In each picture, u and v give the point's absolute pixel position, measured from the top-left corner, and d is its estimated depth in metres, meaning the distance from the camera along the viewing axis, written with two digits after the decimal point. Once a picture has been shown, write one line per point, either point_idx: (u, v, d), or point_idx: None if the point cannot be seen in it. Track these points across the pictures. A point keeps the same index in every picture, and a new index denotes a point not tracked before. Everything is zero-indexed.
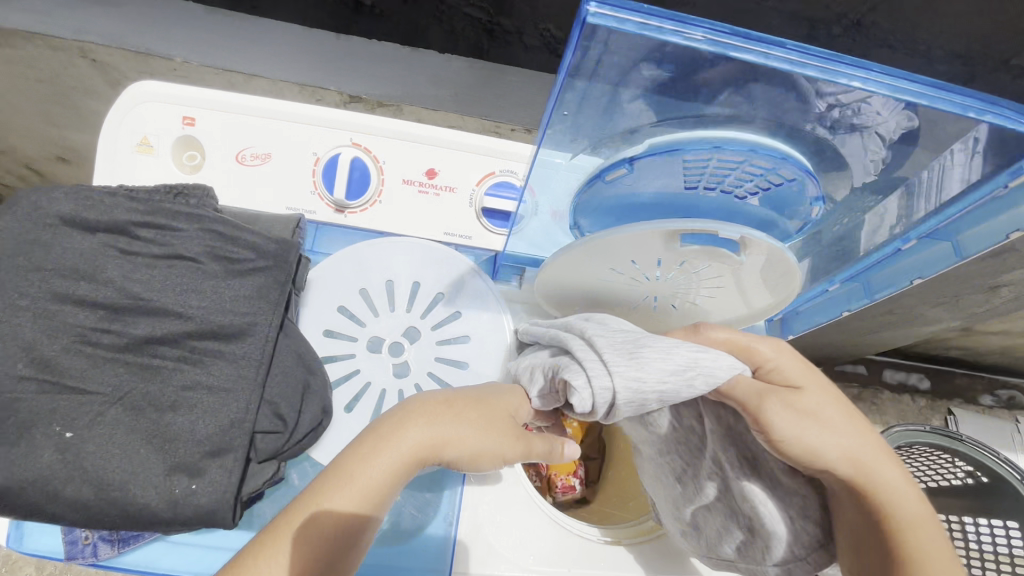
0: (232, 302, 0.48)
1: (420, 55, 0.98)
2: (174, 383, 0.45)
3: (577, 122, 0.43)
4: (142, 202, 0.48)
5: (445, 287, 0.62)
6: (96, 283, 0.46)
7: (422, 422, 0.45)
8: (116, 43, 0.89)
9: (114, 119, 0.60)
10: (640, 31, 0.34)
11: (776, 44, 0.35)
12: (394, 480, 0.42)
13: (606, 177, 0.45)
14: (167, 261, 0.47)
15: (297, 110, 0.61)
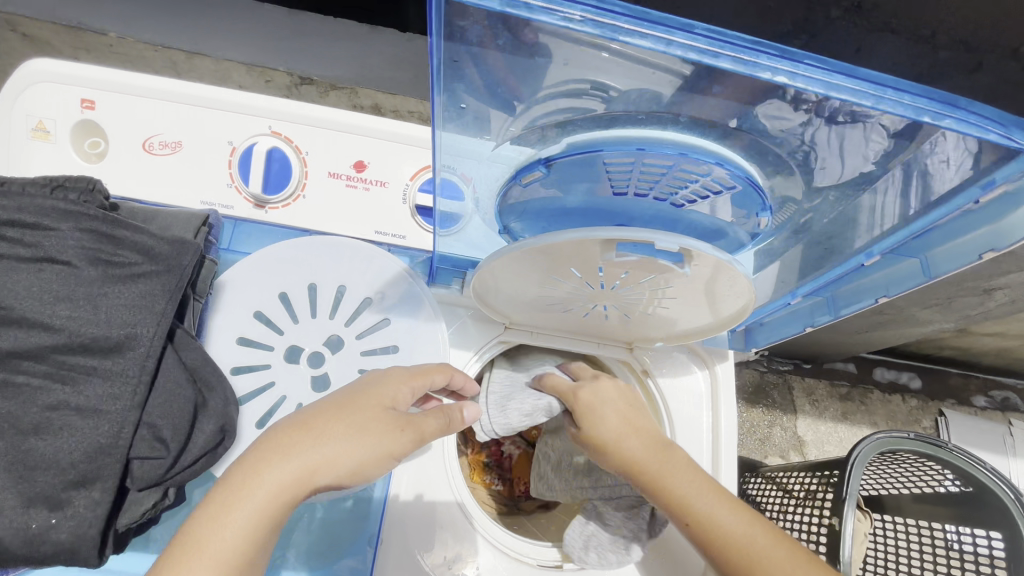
0: (109, 311, 0.42)
1: (379, 33, 0.92)
2: (38, 403, 0.40)
3: (480, 114, 0.37)
4: (11, 198, 0.43)
5: (376, 291, 0.57)
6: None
7: (274, 464, 0.38)
8: (45, 16, 0.82)
9: (6, 102, 0.54)
10: (503, 8, 0.27)
11: (679, 29, 0.27)
12: (260, 534, 0.36)
13: (522, 179, 0.40)
14: (35, 264, 0.42)
15: (209, 93, 0.55)
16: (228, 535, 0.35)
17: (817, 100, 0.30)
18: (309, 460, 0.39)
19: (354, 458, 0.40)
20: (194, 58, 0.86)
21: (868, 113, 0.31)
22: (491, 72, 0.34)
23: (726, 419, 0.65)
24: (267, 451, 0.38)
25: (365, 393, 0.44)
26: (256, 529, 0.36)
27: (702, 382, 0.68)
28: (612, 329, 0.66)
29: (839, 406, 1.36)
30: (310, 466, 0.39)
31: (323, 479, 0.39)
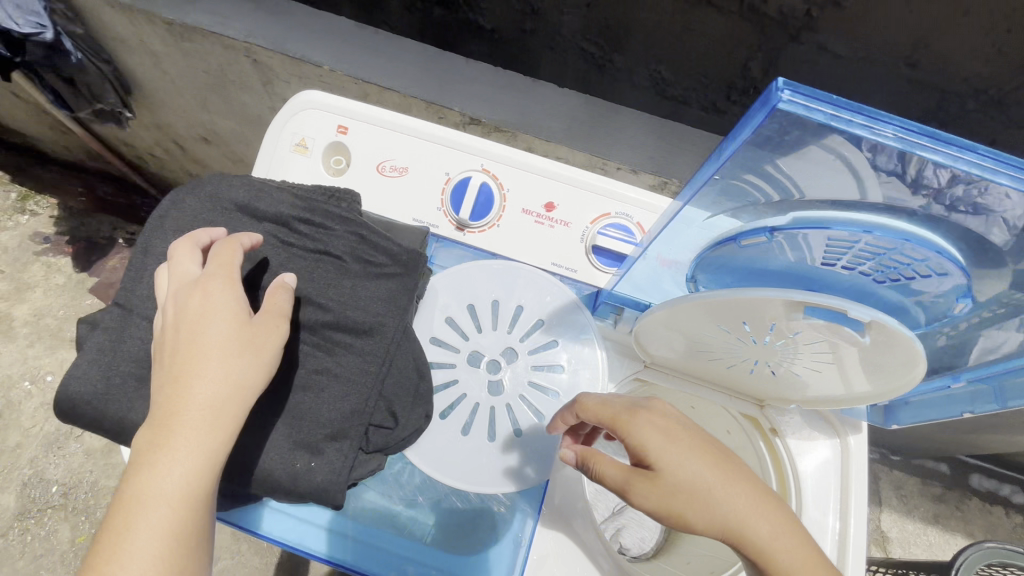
0: (365, 301, 0.52)
1: (541, 87, 1.03)
2: (307, 366, 0.50)
3: (727, 189, 0.44)
4: (302, 200, 0.55)
5: (548, 316, 0.64)
6: (254, 267, 0.52)
7: (176, 414, 0.41)
8: (277, 47, 1.00)
9: (280, 123, 0.67)
10: (829, 121, 0.35)
11: (969, 148, 0.34)
12: (199, 465, 0.41)
13: (743, 241, 0.46)
14: (317, 256, 0.53)
15: (439, 132, 0.66)
16: (170, 478, 0.40)
17: (937, 187, 0.36)
18: (200, 400, 0.42)
19: (240, 379, 0.43)
20: (383, 93, 1.00)
21: (992, 206, 0.36)
22: (757, 167, 0.40)
23: (856, 487, 0.67)
24: (160, 410, 0.42)
25: (206, 309, 0.45)
26: (191, 462, 0.41)
27: (832, 449, 0.70)
28: (748, 384, 0.70)
29: (930, 507, 1.32)
30: (203, 396, 0.42)
31: (227, 400, 0.43)
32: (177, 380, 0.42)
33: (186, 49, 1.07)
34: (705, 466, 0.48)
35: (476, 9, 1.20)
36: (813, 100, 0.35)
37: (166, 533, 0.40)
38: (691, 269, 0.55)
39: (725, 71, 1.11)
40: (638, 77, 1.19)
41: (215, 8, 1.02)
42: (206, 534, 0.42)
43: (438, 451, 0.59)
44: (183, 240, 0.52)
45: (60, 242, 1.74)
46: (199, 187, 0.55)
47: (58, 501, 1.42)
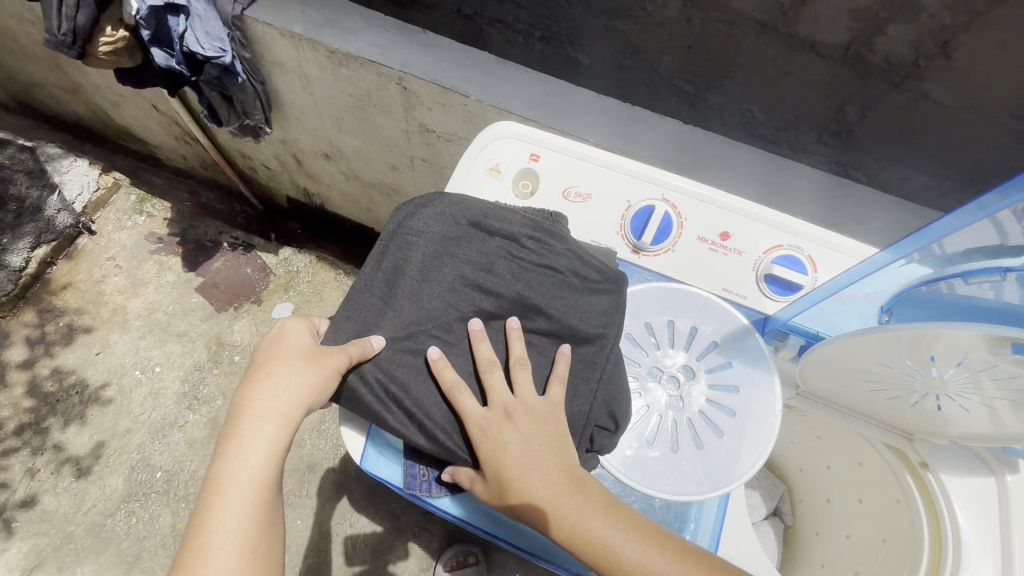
0: (589, 317, 0.61)
1: (667, 122, 1.11)
2: (537, 367, 0.61)
3: (976, 235, 0.51)
4: (529, 222, 0.63)
5: (722, 337, 0.68)
6: (495, 280, 0.61)
7: (255, 411, 0.56)
8: (429, 77, 1.09)
9: (478, 148, 0.75)
10: None
11: None
12: (265, 458, 0.55)
13: (970, 277, 0.54)
14: (547, 270, 0.61)
15: (623, 163, 0.72)
16: (243, 466, 0.54)
17: None
18: (271, 409, 0.56)
19: (301, 393, 0.57)
20: (521, 122, 1.07)
21: None
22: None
23: (1022, 532, 0.66)
24: (241, 414, 0.56)
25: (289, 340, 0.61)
26: (258, 458, 0.54)
27: (989, 488, 0.70)
28: (905, 416, 0.73)
29: None
30: (278, 406, 0.56)
31: (292, 408, 0.56)
32: (256, 391, 0.57)
33: (340, 74, 1.18)
34: (531, 471, 0.55)
35: (580, 47, 1.29)
36: None
37: (237, 514, 0.53)
38: (888, 302, 0.62)
39: (822, 114, 1.16)
40: (729, 115, 1.26)
41: (374, 40, 1.13)
42: (275, 524, 0.55)
43: (627, 456, 0.64)
44: (426, 251, 0.61)
45: (171, 243, 1.86)
46: (433, 204, 0.62)
47: (161, 488, 1.49)
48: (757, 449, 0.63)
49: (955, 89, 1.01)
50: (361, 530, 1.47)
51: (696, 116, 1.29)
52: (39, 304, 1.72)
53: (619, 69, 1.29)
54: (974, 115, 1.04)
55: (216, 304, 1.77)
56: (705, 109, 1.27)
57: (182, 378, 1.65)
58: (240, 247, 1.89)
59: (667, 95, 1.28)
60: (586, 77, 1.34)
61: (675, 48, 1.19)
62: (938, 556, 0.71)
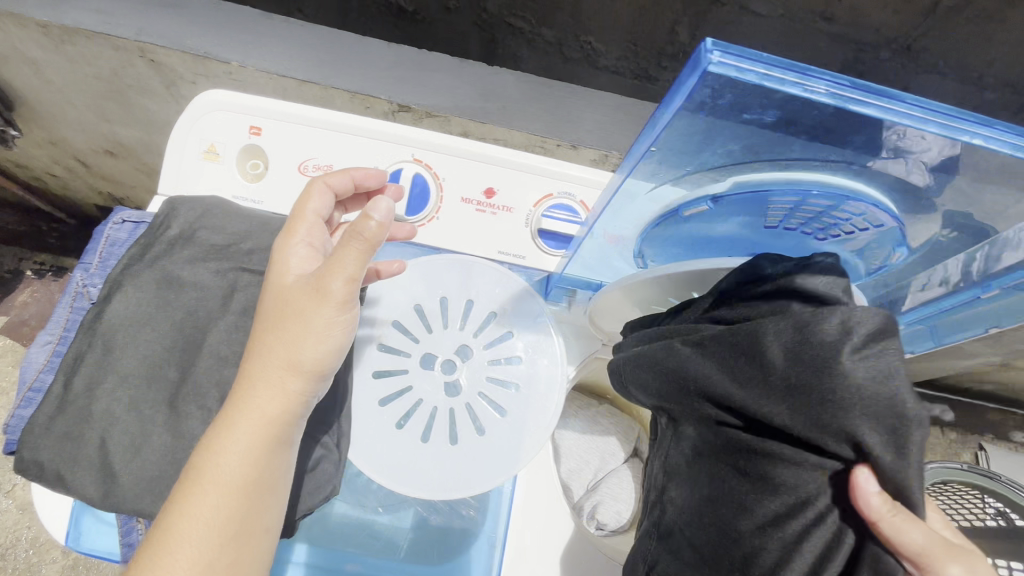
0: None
1: (470, 67, 1.00)
2: None
3: (665, 160, 0.41)
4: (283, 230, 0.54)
5: (500, 307, 0.62)
6: (188, 304, 0.49)
7: (245, 399, 0.44)
8: (175, 45, 0.90)
9: (184, 126, 0.61)
10: (761, 82, 0.31)
11: (899, 99, 0.32)
12: (255, 457, 0.44)
13: (684, 212, 0.45)
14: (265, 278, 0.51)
15: (362, 123, 0.61)
16: (229, 465, 0.43)
17: (848, 135, 0.35)
18: (261, 399, 0.44)
19: (303, 350, 0.45)
20: (301, 85, 0.93)
21: (910, 147, 0.34)
22: (708, 126, 0.36)
23: None
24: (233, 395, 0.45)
25: (285, 287, 0.46)
26: (247, 451, 0.43)
27: None
28: None
29: None
30: (262, 406, 0.44)
31: (281, 407, 0.45)
32: (246, 375, 0.45)
33: (70, 53, 0.96)
34: None
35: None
36: (742, 60, 0.31)
37: (219, 518, 0.42)
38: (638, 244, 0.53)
39: (656, 37, 1.09)
40: (569, 49, 1.16)
41: (96, 6, 0.92)
42: (264, 514, 0.45)
43: (401, 460, 0.56)
44: (134, 269, 0.50)
45: None
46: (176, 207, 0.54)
47: None
48: (546, 421, 0.59)
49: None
50: None
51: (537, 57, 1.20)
52: None
53: (446, 11, 1.13)
54: (792, 23, 1.00)
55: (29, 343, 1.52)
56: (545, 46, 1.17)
57: None
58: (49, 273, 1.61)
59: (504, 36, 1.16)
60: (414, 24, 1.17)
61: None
62: None
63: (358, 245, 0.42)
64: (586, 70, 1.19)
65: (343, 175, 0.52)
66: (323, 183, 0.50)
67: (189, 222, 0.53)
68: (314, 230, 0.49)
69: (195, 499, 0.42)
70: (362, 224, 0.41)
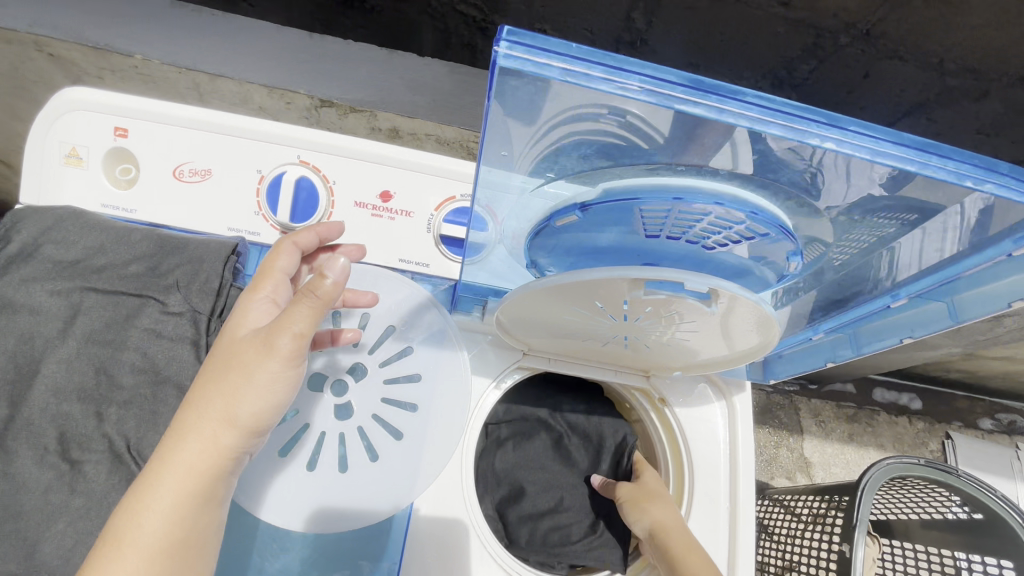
0: (172, 362, 0.45)
1: (401, 58, 0.95)
2: (109, 423, 0.44)
3: (519, 163, 0.39)
4: (143, 240, 0.49)
5: (398, 319, 0.57)
6: (21, 332, 0.44)
7: (176, 449, 0.40)
8: (74, 38, 0.84)
9: (42, 130, 0.55)
10: (565, 78, 0.30)
11: (731, 96, 0.31)
12: (181, 514, 0.39)
13: (557, 222, 0.41)
14: (114, 298, 0.46)
15: (239, 122, 0.56)
16: (150, 524, 0.38)
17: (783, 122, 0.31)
18: (194, 449, 0.40)
19: (243, 401, 0.41)
20: (215, 80, 0.86)
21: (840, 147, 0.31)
22: (549, 123, 0.35)
23: (745, 451, 0.65)
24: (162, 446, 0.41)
25: (234, 339, 0.44)
26: (173, 508, 0.39)
27: (721, 412, 0.68)
28: (631, 357, 0.67)
29: (846, 428, 1.39)
30: (190, 459, 0.40)
31: (215, 460, 0.41)
32: (178, 426, 0.41)
33: None
34: None
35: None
36: (541, 53, 0.30)
37: None
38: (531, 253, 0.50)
39: (609, 25, 1.05)
40: None
41: None
42: None
43: (283, 492, 0.52)
44: None
45: None
46: (21, 219, 0.49)
47: None
48: (446, 444, 0.55)
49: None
50: None
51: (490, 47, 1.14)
52: None
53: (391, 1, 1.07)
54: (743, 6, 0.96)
55: None
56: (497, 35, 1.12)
57: None
58: None
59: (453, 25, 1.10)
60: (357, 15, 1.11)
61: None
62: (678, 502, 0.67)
63: (310, 303, 0.40)
64: None
65: (315, 233, 0.50)
66: (291, 244, 0.49)
67: (33, 236, 0.48)
68: (279, 287, 0.47)
69: (108, 564, 0.37)
70: (317, 283, 0.40)
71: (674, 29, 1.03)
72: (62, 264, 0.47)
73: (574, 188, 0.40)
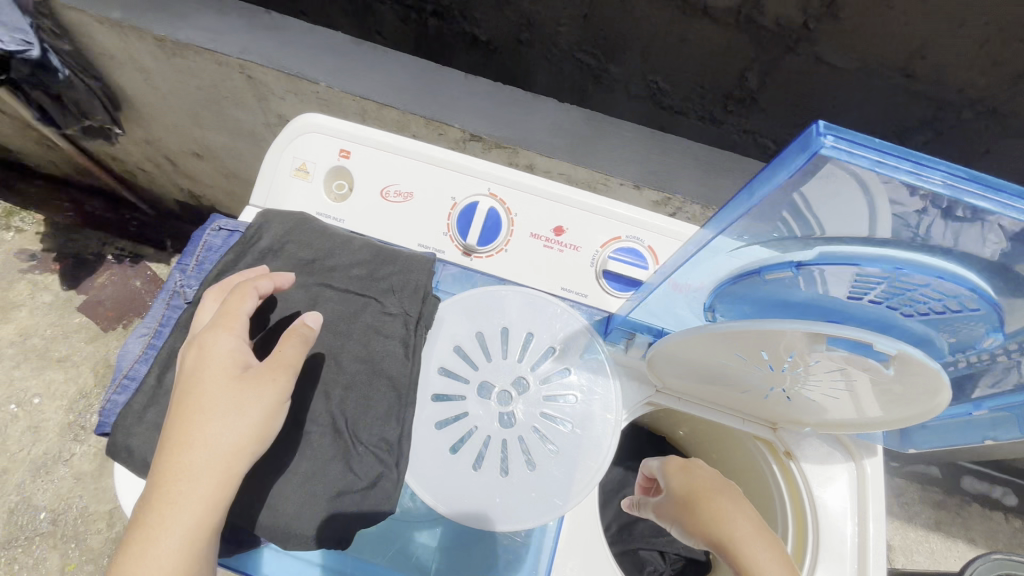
0: (386, 356, 0.53)
1: (541, 101, 1.03)
2: (334, 404, 0.51)
3: (753, 226, 0.43)
4: (366, 249, 0.57)
5: (559, 343, 0.63)
6: (272, 314, 0.53)
7: (180, 493, 0.41)
8: (273, 64, 0.97)
9: (281, 146, 0.65)
10: (874, 167, 0.34)
11: (1016, 196, 0.33)
12: (194, 553, 0.41)
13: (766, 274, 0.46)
14: (345, 296, 0.54)
15: (443, 155, 0.64)
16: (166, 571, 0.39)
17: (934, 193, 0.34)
18: (200, 488, 0.41)
19: (251, 437, 0.44)
20: (383, 109, 0.97)
21: (988, 213, 0.34)
22: (810, 197, 0.39)
23: (874, 516, 0.66)
24: (160, 494, 0.41)
25: (217, 378, 0.45)
26: (188, 549, 0.40)
27: (848, 473, 0.68)
28: (765, 408, 0.69)
29: (932, 514, 1.32)
30: (200, 499, 0.41)
31: (222, 498, 0.42)
32: (171, 471, 0.41)
33: (178, 65, 1.04)
34: None
35: (473, 21, 1.20)
36: (856, 146, 0.34)
37: None
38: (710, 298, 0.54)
39: (724, 82, 1.11)
40: (634, 87, 1.20)
41: (209, 24, 1.00)
42: None
43: (452, 487, 0.57)
44: (232, 276, 0.54)
45: (47, 259, 1.68)
46: (266, 219, 0.58)
47: (47, 530, 1.38)
48: (595, 465, 0.59)
49: (846, 52, 0.97)
50: None
51: (601, 92, 1.23)
52: None
53: (516, 43, 1.21)
54: (862, 76, 1.00)
55: (103, 322, 1.63)
56: (609, 83, 1.21)
57: (66, 407, 1.52)
58: (127, 258, 1.72)
59: (569, 69, 1.21)
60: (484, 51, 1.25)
61: (570, 19, 1.12)
62: (799, 554, 0.67)
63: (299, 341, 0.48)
64: (649, 110, 1.22)
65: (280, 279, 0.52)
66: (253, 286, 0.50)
67: (279, 235, 0.57)
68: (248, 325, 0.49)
69: None
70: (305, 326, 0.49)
71: (792, 93, 1.08)
72: (299, 262, 0.56)
73: (770, 251, 0.45)
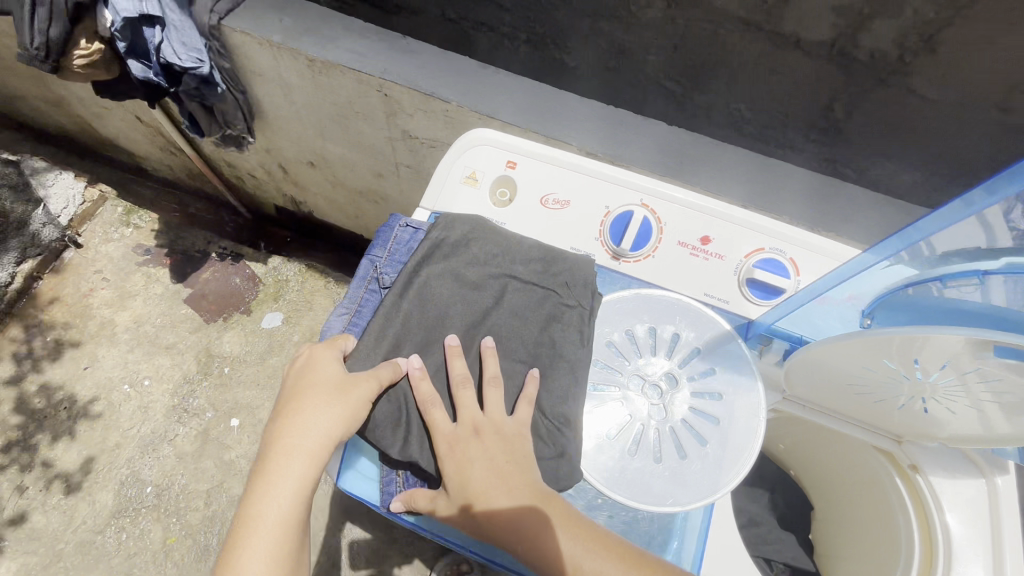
0: (566, 342, 0.60)
1: (649, 124, 1.10)
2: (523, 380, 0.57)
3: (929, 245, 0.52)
4: (540, 248, 0.65)
5: (704, 343, 0.67)
6: (468, 301, 0.62)
7: (284, 469, 0.51)
8: (409, 84, 1.08)
9: (455, 157, 0.74)
10: None
11: None
12: (288, 523, 0.50)
13: (949, 280, 0.53)
14: (531, 287, 0.62)
15: (600, 168, 0.72)
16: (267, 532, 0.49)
17: None
18: (298, 467, 0.52)
19: (337, 431, 0.53)
20: (505, 127, 1.06)
21: None
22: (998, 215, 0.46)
23: (1014, 536, 0.65)
24: (268, 470, 0.52)
25: (318, 380, 0.56)
26: (285, 519, 0.50)
27: (979, 489, 0.69)
28: (895, 419, 0.70)
29: None
30: (296, 478, 0.51)
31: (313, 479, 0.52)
32: (276, 451, 0.52)
33: (320, 82, 1.16)
34: None
35: (565, 48, 1.29)
36: None
37: None
38: (870, 305, 0.60)
39: (809, 109, 1.16)
40: (717, 114, 1.25)
41: (353, 47, 1.11)
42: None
43: (609, 469, 0.62)
44: (435, 266, 0.62)
45: (158, 254, 1.83)
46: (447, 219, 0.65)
47: (151, 503, 1.48)
48: (743, 458, 0.62)
49: (944, 84, 1.01)
50: (353, 538, 1.38)
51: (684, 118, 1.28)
52: (26, 319, 1.70)
53: (604, 70, 1.29)
54: (960, 108, 1.04)
55: (205, 314, 1.75)
56: (693, 109, 1.26)
57: (171, 391, 1.63)
58: (229, 256, 1.86)
59: (653, 95, 1.27)
60: (572, 77, 1.33)
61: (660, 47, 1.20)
62: (928, 563, 0.69)
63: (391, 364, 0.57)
64: (730, 136, 1.27)
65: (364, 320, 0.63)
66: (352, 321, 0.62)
67: (464, 232, 0.64)
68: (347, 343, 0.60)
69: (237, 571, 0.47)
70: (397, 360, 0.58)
71: (879, 122, 1.12)
72: (486, 255, 0.63)
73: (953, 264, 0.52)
